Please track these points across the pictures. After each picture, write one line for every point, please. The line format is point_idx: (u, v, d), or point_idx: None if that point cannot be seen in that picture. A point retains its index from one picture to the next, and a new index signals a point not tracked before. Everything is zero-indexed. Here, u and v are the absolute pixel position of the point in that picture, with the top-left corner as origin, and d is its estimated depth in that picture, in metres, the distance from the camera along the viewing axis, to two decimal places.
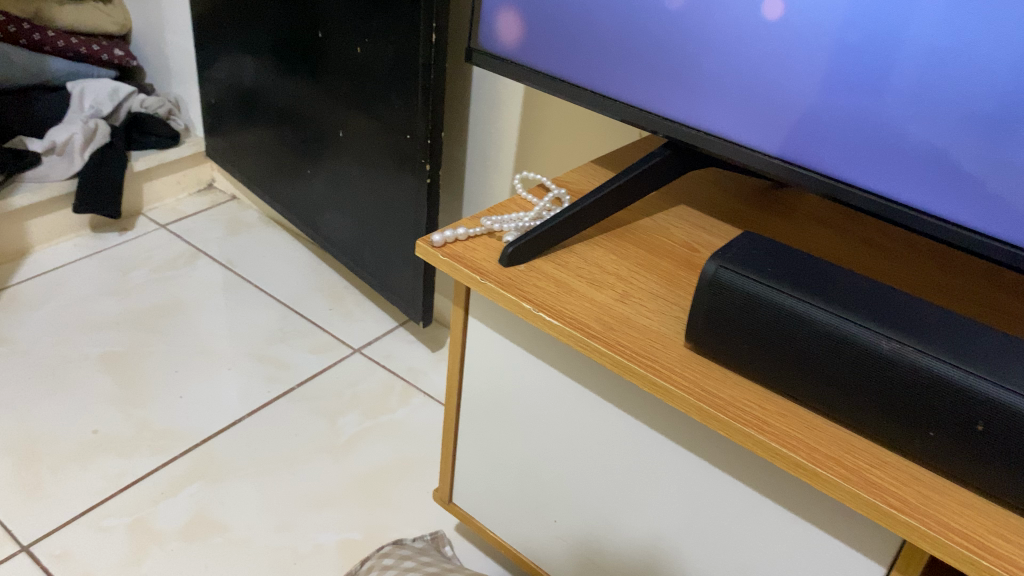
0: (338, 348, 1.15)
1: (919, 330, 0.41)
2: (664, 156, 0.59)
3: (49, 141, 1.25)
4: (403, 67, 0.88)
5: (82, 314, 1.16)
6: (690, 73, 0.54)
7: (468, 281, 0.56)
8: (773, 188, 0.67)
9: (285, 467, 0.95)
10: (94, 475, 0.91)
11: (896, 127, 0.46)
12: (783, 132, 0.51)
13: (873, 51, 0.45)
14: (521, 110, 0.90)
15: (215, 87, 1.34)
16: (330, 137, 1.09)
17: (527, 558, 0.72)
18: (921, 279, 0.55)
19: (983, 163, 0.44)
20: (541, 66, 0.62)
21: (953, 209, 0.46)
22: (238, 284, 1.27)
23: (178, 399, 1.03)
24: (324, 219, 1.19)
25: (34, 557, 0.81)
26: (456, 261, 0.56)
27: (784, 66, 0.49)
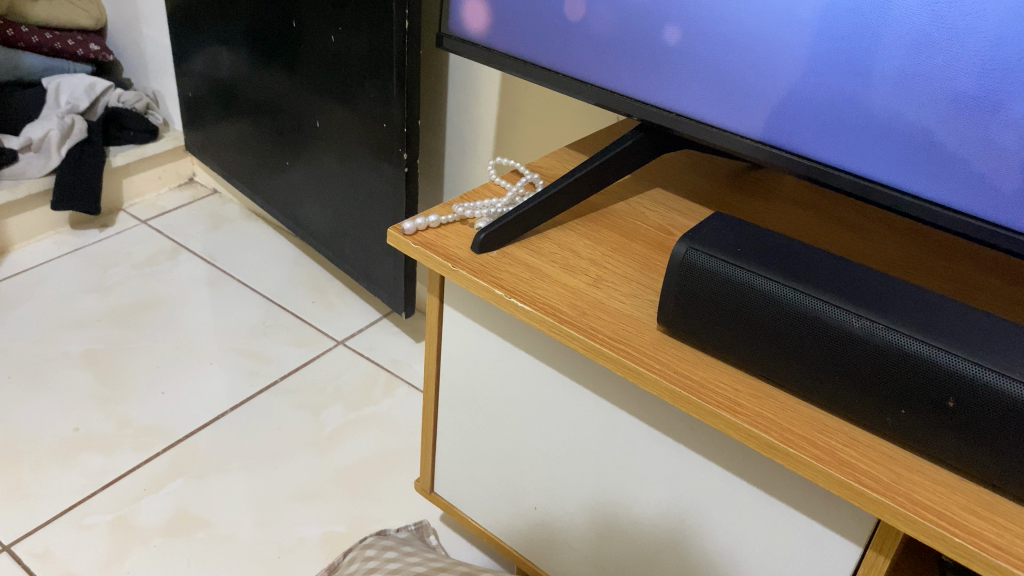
0: (321, 340, 1.14)
1: (892, 309, 0.41)
2: (637, 139, 0.58)
3: (26, 138, 1.24)
4: (378, 55, 0.87)
5: (62, 312, 1.15)
6: (661, 55, 0.53)
7: (440, 269, 0.55)
8: (748, 169, 0.66)
9: (268, 461, 0.95)
10: (75, 473, 0.90)
11: (868, 104, 0.46)
12: (755, 112, 0.51)
13: (845, 29, 0.45)
14: (498, 97, 0.89)
15: (192, 81, 1.32)
16: (307, 127, 1.08)
17: (509, 546, 0.72)
18: (896, 257, 0.54)
19: (957, 139, 0.43)
20: (511, 50, 0.61)
21: (928, 187, 0.46)
22: (220, 278, 1.26)
23: (161, 395, 1.02)
24: (304, 211, 1.19)
25: (15, 557, 0.81)
26: (429, 249, 0.56)
27: (755, 46, 0.49)
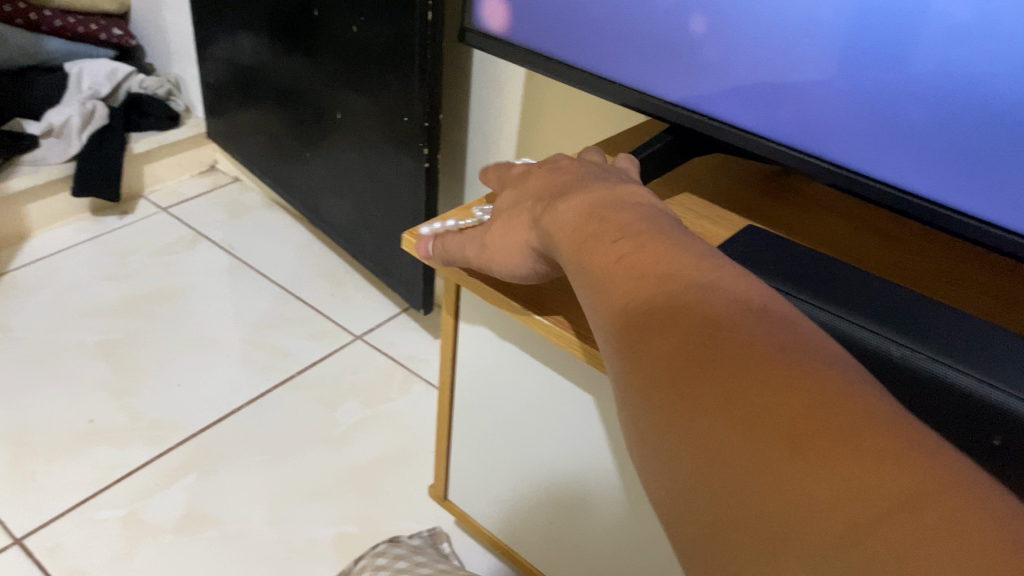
0: (338, 335, 1.13)
1: (934, 339, 0.39)
2: (665, 142, 0.57)
3: (47, 124, 1.23)
4: (400, 47, 0.85)
5: (79, 300, 1.14)
6: (691, 57, 0.50)
7: (457, 277, 0.53)
8: (780, 174, 0.63)
9: (282, 458, 0.93)
10: (88, 466, 0.89)
11: (904, 110, 0.43)
12: (789, 118, 0.48)
13: (883, 35, 0.42)
14: (522, 92, 0.87)
15: (214, 66, 1.31)
16: (328, 118, 1.06)
17: (525, 559, 0.71)
18: (933, 273, 0.52)
19: (1003, 155, 0.40)
20: (535, 44, 0.59)
21: (972, 203, 0.43)
22: (239, 268, 1.24)
23: (176, 387, 1.01)
24: (323, 202, 1.17)
25: (26, 550, 0.80)
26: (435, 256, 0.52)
27: (788, 48, 0.46)
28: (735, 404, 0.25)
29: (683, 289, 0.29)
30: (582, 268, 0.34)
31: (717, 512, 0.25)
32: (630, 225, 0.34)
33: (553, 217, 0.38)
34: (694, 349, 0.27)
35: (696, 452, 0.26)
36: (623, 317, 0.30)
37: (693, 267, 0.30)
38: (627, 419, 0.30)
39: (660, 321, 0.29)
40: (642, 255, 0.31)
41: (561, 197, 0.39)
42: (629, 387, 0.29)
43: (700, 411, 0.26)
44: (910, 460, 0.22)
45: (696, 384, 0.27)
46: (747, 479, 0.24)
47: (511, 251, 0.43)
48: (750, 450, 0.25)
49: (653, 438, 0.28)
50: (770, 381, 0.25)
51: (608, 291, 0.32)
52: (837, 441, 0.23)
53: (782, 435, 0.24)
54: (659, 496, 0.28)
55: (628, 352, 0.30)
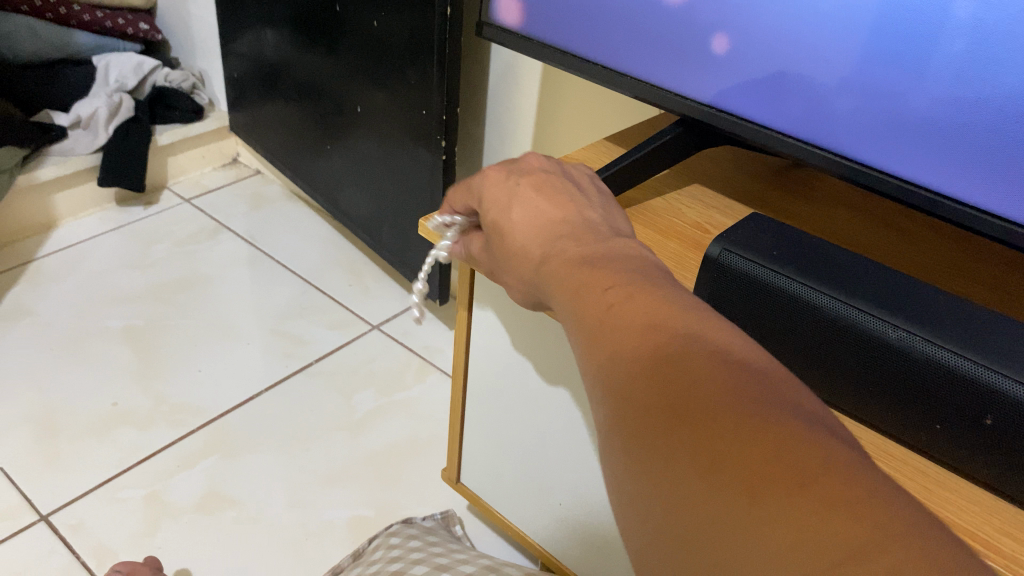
0: (356, 324, 1.15)
1: (929, 319, 0.40)
2: (676, 134, 0.58)
3: (75, 116, 1.27)
4: (419, 41, 0.87)
5: (105, 287, 1.17)
6: (705, 52, 0.52)
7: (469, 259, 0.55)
8: (790, 167, 0.65)
9: (300, 442, 0.95)
10: (112, 447, 0.92)
11: (918, 107, 0.44)
12: (809, 115, 0.49)
13: (907, 37, 0.43)
14: (539, 86, 0.88)
15: (238, 61, 1.33)
16: (349, 111, 1.08)
17: (533, 542, 0.74)
18: (938, 263, 0.52)
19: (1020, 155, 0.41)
20: (554, 39, 0.61)
21: (986, 200, 0.44)
22: (260, 259, 1.27)
23: (197, 372, 1.04)
24: (343, 194, 1.19)
25: (52, 526, 0.83)
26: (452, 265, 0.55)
27: (813, 47, 0.47)
28: (707, 454, 0.27)
29: (663, 342, 0.31)
30: (573, 315, 0.35)
31: (679, 555, 0.27)
32: (618, 275, 0.35)
33: (547, 272, 0.39)
34: (671, 402, 0.29)
35: (670, 496, 0.28)
36: (606, 365, 0.32)
37: (676, 322, 0.31)
38: (606, 462, 0.31)
39: (639, 372, 0.30)
40: (628, 306, 0.33)
41: (552, 251, 0.40)
42: (610, 433, 0.31)
43: (676, 459, 0.28)
44: (865, 522, 0.24)
45: (669, 433, 0.28)
46: (709, 528, 0.26)
47: (516, 295, 0.44)
48: (717, 499, 0.26)
49: (631, 482, 0.29)
50: (739, 436, 0.27)
51: (594, 339, 0.33)
52: (798, 493, 0.25)
53: (747, 493, 0.26)
54: (633, 536, 0.29)
55: (609, 399, 0.31)
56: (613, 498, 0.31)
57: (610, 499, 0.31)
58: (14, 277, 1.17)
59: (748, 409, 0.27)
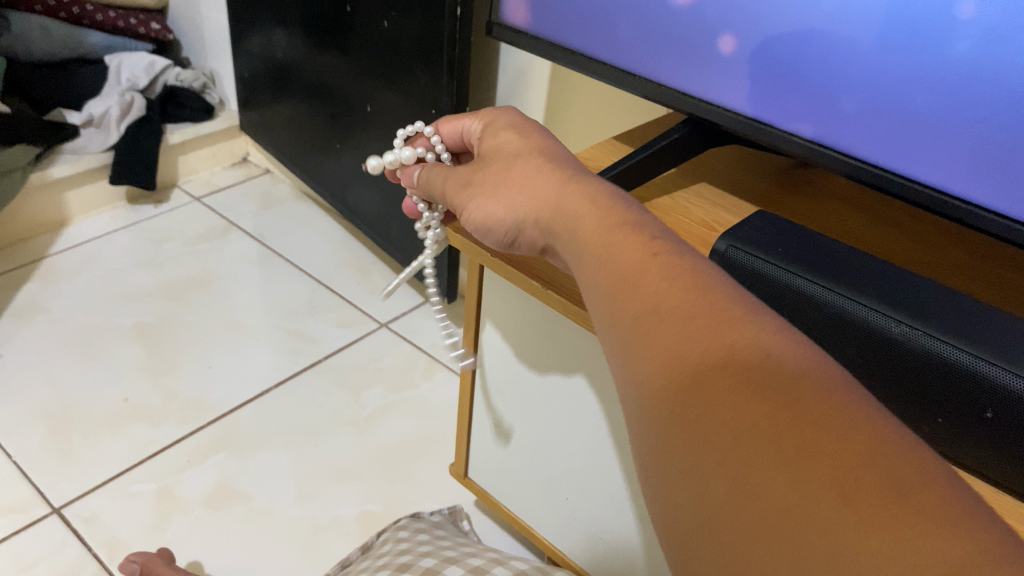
0: (364, 322, 1.16)
1: (930, 314, 0.40)
2: (684, 133, 0.59)
3: (87, 114, 1.28)
4: (429, 42, 0.88)
5: (116, 285, 1.18)
6: (714, 52, 0.53)
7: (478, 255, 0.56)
8: (797, 167, 0.65)
9: (310, 438, 0.96)
10: (124, 441, 0.93)
11: (926, 107, 0.45)
12: (816, 114, 0.50)
13: (915, 37, 0.44)
14: (548, 86, 0.89)
15: (248, 61, 1.34)
16: (358, 111, 1.09)
17: (540, 537, 0.75)
18: (943, 262, 0.53)
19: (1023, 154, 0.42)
20: (565, 41, 0.62)
21: (990, 199, 0.45)
22: (270, 257, 1.28)
23: (208, 369, 1.05)
24: (352, 193, 1.20)
25: (64, 519, 0.84)
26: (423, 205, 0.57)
27: (822, 47, 0.48)
28: (780, 444, 0.26)
29: (721, 326, 0.30)
30: (607, 287, 0.35)
31: (728, 533, 0.27)
32: (658, 248, 0.34)
33: (561, 207, 0.40)
34: (737, 389, 0.28)
35: (735, 485, 0.27)
36: (656, 346, 0.31)
37: (727, 303, 0.31)
38: (650, 445, 0.30)
39: (698, 355, 0.30)
40: (677, 285, 0.32)
41: (566, 182, 0.41)
42: (658, 416, 0.30)
43: (743, 448, 0.27)
44: (923, 507, 0.24)
45: (722, 412, 0.28)
46: (763, 508, 0.26)
47: (495, 214, 0.45)
48: (790, 489, 0.26)
49: (685, 468, 0.29)
50: (813, 426, 0.26)
51: (639, 317, 0.32)
52: (876, 485, 0.25)
53: (804, 475, 0.26)
54: (683, 521, 0.29)
55: (661, 381, 0.30)
56: (657, 481, 0.30)
57: (653, 482, 0.30)
58: (26, 274, 1.19)
59: (818, 399, 0.27)
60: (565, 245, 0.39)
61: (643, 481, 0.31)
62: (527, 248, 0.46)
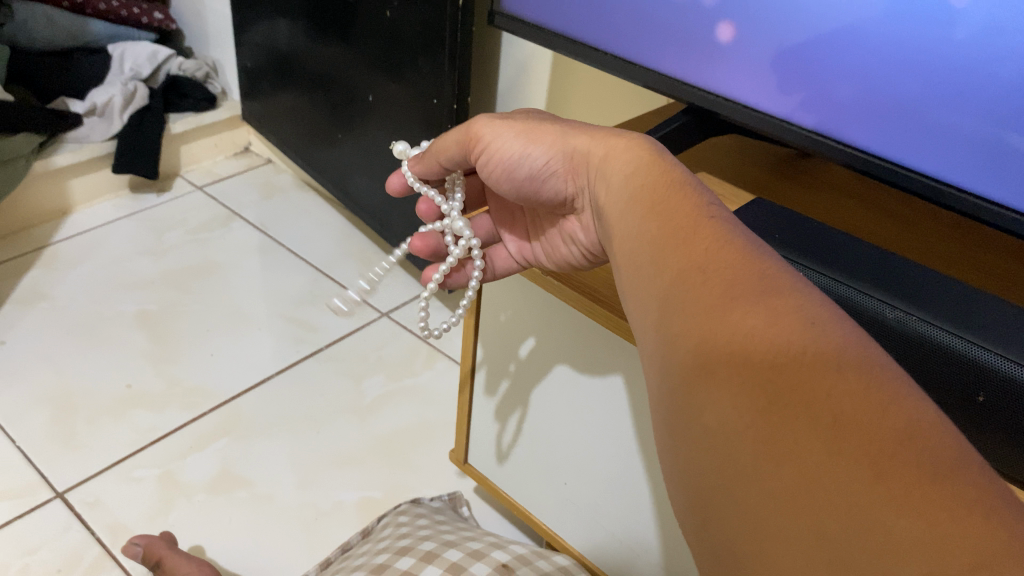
0: (366, 311, 1.17)
1: (924, 300, 0.41)
2: (683, 122, 0.60)
3: (90, 103, 1.28)
4: (430, 31, 0.88)
5: (119, 272, 1.19)
6: (714, 44, 0.55)
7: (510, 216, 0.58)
8: (796, 156, 0.66)
9: (311, 426, 0.97)
10: (126, 427, 0.94)
11: (924, 99, 0.46)
12: (818, 105, 0.51)
13: (914, 31, 0.45)
14: (549, 76, 0.89)
15: (251, 50, 1.35)
16: (360, 101, 1.09)
17: (538, 521, 0.76)
18: (939, 250, 0.53)
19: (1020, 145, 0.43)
20: (570, 31, 0.64)
21: (992, 188, 0.45)
22: (272, 246, 1.28)
23: (210, 356, 1.05)
24: (354, 182, 1.21)
25: (68, 504, 0.84)
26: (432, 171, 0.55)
27: (822, 40, 0.49)
28: (818, 412, 0.27)
29: (770, 296, 0.31)
30: (650, 248, 0.36)
31: (755, 496, 0.27)
32: (705, 215, 0.35)
33: (610, 150, 0.43)
34: (779, 355, 0.29)
35: (764, 446, 0.28)
36: (697, 309, 0.32)
37: (774, 277, 0.32)
38: (680, 403, 0.31)
39: (743, 320, 0.30)
40: (724, 253, 0.33)
41: (613, 128, 0.45)
42: (692, 375, 0.31)
43: (779, 413, 0.28)
44: (954, 490, 0.24)
45: (764, 380, 0.29)
46: (793, 475, 0.27)
47: (537, 144, 0.47)
48: (822, 455, 0.26)
49: (716, 427, 0.29)
50: (854, 399, 0.27)
51: (681, 279, 0.33)
52: (912, 466, 0.25)
53: (840, 446, 0.26)
54: (710, 479, 0.29)
55: (700, 343, 0.31)
56: (683, 439, 0.31)
57: (678, 439, 0.31)
58: (30, 262, 1.19)
59: (864, 373, 0.27)
60: (612, 189, 0.41)
61: (665, 438, 0.32)
62: (554, 187, 0.48)
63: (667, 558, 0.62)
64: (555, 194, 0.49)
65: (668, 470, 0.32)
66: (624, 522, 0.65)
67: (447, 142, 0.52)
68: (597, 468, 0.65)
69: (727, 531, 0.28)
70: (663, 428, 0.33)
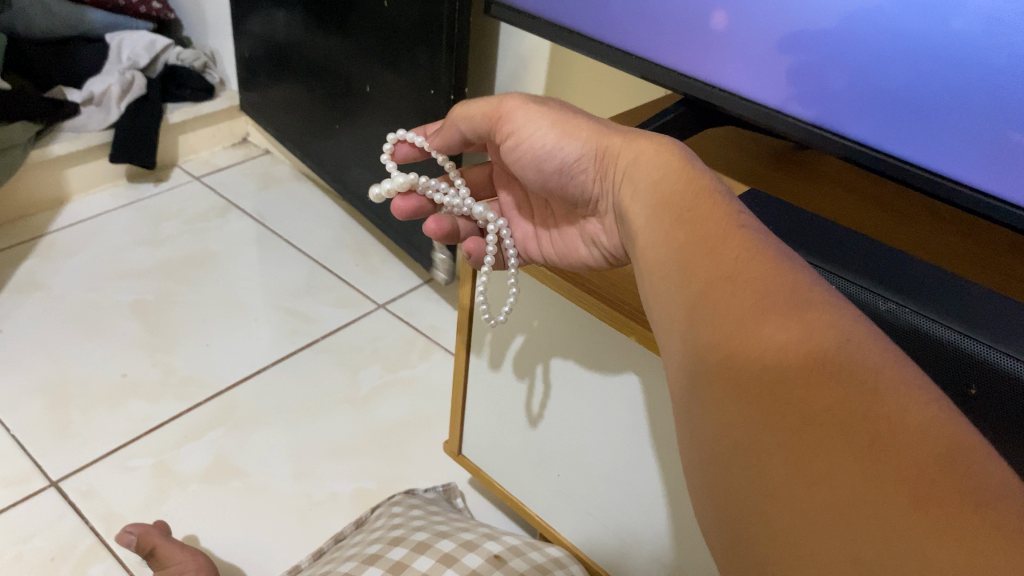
0: (363, 303, 1.16)
1: (918, 292, 0.42)
2: (679, 112, 0.61)
3: (87, 92, 1.28)
4: (428, 22, 0.88)
5: (116, 262, 1.19)
6: (712, 36, 0.54)
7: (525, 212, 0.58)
8: (794, 149, 0.66)
9: (306, 417, 0.97)
10: (121, 417, 0.94)
11: (923, 93, 0.46)
12: (819, 99, 0.51)
13: (914, 25, 0.44)
14: (547, 68, 0.89)
15: (249, 41, 1.34)
16: (358, 92, 1.09)
17: (532, 512, 0.76)
18: (934, 243, 0.53)
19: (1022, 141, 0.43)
20: (567, 21, 0.63)
21: (995, 183, 0.45)
22: (270, 237, 1.28)
23: (206, 347, 1.05)
24: (351, 174, 1.20)
25: (62, 492, 0.84)
26: (451, 143, 0.53)
27: (822, 33, 0.48)
28: (854, 433, 0.27)
29: (805, 310, 0.30)
30: (675, 255, 0.35)
31: (789, 516, 0.27)
32: (734, 226, 0.35)
33: (637, 152, 0.42)
34: (815, 371, 0.28)
35: (799, 465, 0.27)
36: (727, 321, 0.31)
37: (805, 289, 0.31)
38: (707, 417, 0.31)
39: (776, 334, 0.30)
40: (754, 264, 0.33)
41: (645, 131, 0.44)
42: (722, 388, 0.31)
43: (813, 431, 0.28)
44: (993, 512, 0.24)
45: (799, 397, 0.28)
46: (830, 495, 0.27)
47: (571, 138, 0.46)
48: (858, 476, 0.26)
49: (747, 444, 0.29)
50: (891, 420, 0.27)
51: (709, 289, 0.33)
52: (952, 491, 0.25)
53: (878, 467, 0.26)
54: (742, 494, 0.29)
55: (730, 357, 0.31)
56: (710, 452, 0.31)
57: (704, 451, 0.31)
58: (26, 251, 1.19)
59: (902, 393, 0.27)
60: (638, 195, 0.40)
61: (690, 449, 0.32)
62: (579, 185, 0.47)
63: (661, 550, 0.62)
64: (580, 193, 0.48)
65: (693, 482, 0.32)
66: (617, 515, 0.65)
67: (475, 105, 0.50)
68: (590, 460, 0.65)
69: (758, 548, 0.28)
70: (688, 440, 0.32)
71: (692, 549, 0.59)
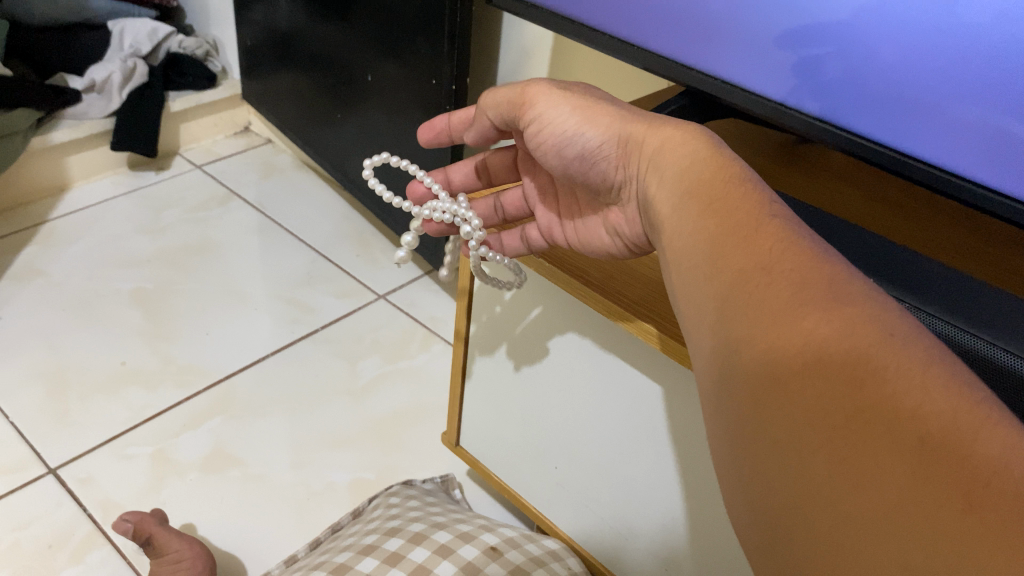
0: (363, 293, 1.16)
1: (923, 287, 0.43)
2: (681, 104, 0.61)
3: (89, 79, 1.27)
4: (431, 11, 0.87)
5: (116, 250, 1.18)
6: (714, 26, 0.54)
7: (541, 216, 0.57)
8: (797, 142, 0.65)
9: (306, 406, 0.97)
10: (119, 405, 0.94)
11: (928, 88, 0.45)
12: (822, 91, 0.51)
13: (919, 16, 0.44)
14: (550, 58, 0.89)
15: (252, 29, 1.34)
16: (359, 81, 1.08)
17: (529, 504, 0.76)
18: (939, 241, 0.53)
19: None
20: (568, 10, 0.63)
21: (997, 177, 0.45)
22: (271, 226, 1.28)
23: (206, 335, 1.05)
24: (352, 163, 1.20)
25: (60, 480, 0.84)
26: (487, 135, 0.54)
27: (828, 22, 0.48)
28: (901, 431, 0.27)
29: (844, 303, 0.30)
30: (707, 244, 0.35)
31: (834, 515, 0.27)
32: (767, 214, 0.35)
33: (664, 140, 0.41)
34: (857, 368, 0.28)
35: (843, 463, 0.27)
36: (763, 314, 0.31)
37: (844, 281, 0.31)
38: (744, 414, 0.31)
39: (816, 327, 0.29)
40: (789, 255, 0.32)
41: (668, 118, 0.43)
42: (759, 384, 0.30)
43: (856, 429, 0.27)
44: None
45: (841, 395, 0.28)
46: (876, 494, 0.26)
47: (593, 124, 0.45)
48: (907, 476, 0.26)
49: (787, 440, 0.29)
50: (937, 421, 0.27)
51: (742, 281, 0.32)
52: (1005, 494, 0.25)
53: (927, 467, 0.26)
54: (782, 492, 0.29)
55: (766, 352, 0.30)
56: (746, 449, 0.30)
57: (741, 447, 0.31)
58: (27, 238, 1.19)
59: (948, 392, 0.27)
60: (664, 182, 0.40)
61: (725, 445, 0.32)
62: (601, 171, 0.46)
63: (659, 543, 0.62)
64: (603, 179, 0.47)
65: (727, 480, 0.32)
66: (615, 508, 0.65)
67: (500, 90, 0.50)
68: (589, 452, 0.65)
69: (798, 547, 0.28)
70: (721, 436, 0.32)
71: (690, 542, 0.59)
